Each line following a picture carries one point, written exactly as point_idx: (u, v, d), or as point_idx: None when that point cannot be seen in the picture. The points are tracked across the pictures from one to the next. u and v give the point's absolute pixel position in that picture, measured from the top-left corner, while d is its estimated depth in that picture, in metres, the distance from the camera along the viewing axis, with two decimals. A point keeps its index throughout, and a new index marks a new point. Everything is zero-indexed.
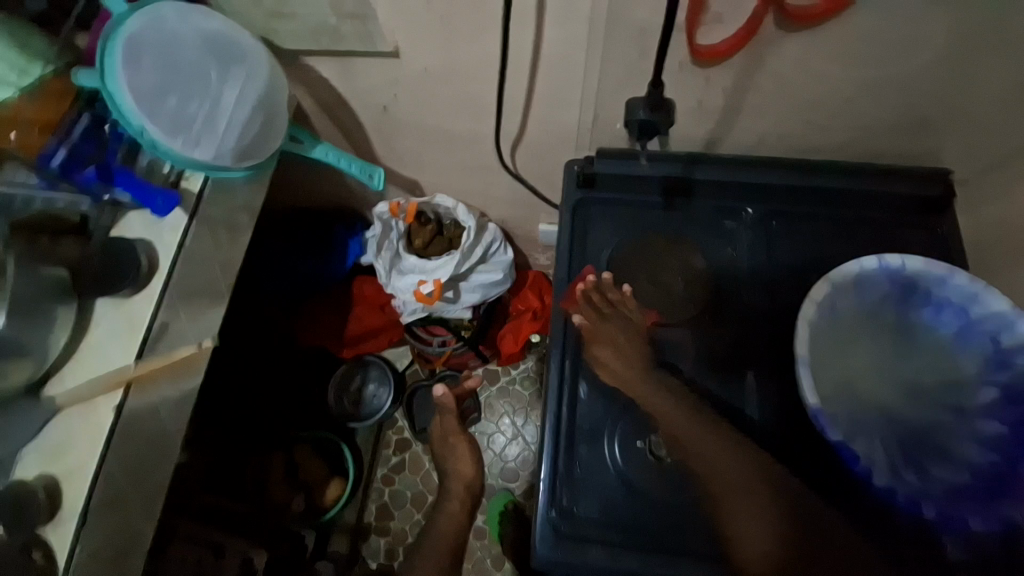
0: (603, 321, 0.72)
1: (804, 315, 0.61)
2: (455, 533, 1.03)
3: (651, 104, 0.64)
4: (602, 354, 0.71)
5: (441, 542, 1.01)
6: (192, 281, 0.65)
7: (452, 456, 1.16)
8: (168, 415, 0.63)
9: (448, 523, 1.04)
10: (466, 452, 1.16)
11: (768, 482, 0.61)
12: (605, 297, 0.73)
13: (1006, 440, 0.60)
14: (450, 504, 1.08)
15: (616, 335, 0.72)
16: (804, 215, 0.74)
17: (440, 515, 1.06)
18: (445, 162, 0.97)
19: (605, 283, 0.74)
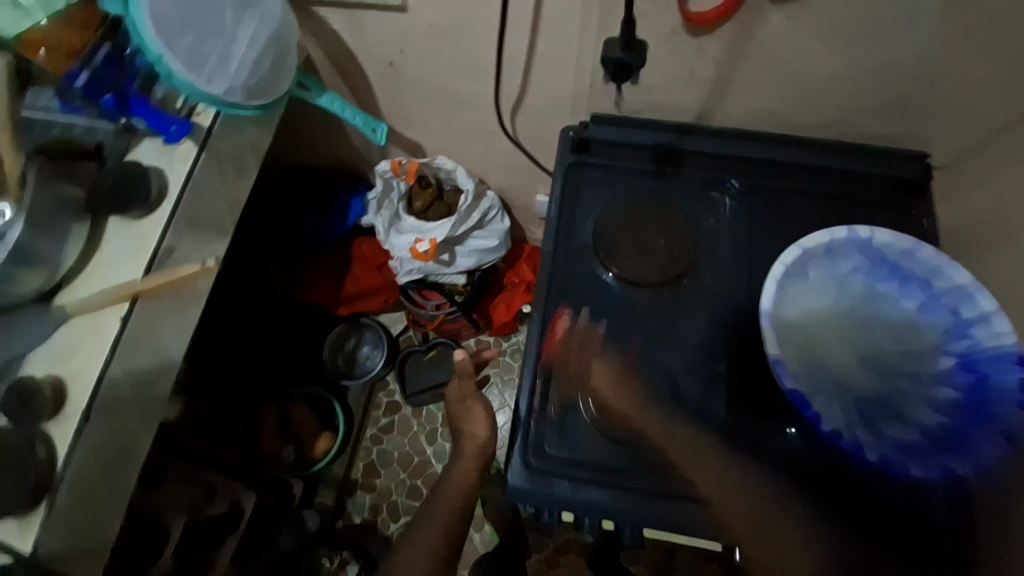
0: (588, 351, 0.73)
1: (773, 274, 0.67)
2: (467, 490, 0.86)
3: (625, 44, 0.66)
4: (597, 378, 0.71)
5: (448, 503, 0.85)
6: (200, 212, 0.68)
7: (464, 419, 0.95)
8: (171, 334, 0.66)
9: (457, 482, 0.87)
10: (482, 415, 0.95)
11: (730, 445, 0.68)
12: (587, 334, 0.74)
13: (958, 406, 0.63)
14: (463, 463, 0.88)
15: (603, 362, 0.72)
16: (786, 189, 0.78)
17: (451, 472, 0.88)
18: (447, 124, 1.00)
19: (581, 322, 0.75)
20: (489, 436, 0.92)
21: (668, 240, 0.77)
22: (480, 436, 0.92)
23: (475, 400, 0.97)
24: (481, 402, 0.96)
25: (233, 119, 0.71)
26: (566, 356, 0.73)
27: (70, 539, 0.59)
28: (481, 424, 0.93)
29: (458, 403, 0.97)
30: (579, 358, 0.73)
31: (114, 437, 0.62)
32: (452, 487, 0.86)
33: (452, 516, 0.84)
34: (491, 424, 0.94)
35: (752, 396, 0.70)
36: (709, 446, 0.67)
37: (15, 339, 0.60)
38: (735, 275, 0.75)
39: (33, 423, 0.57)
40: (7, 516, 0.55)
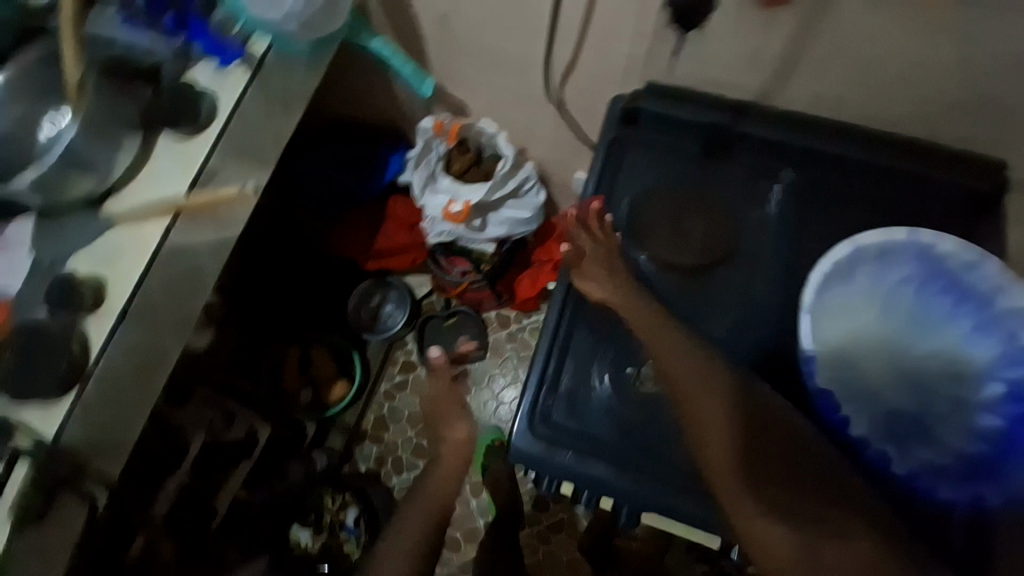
0: (596, 245, 0.73)
1: (817, 271, 0.63)
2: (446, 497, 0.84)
3: None
4: (591, 270, 0.72)
5: (429, 503, 0.82)
6: (245, 139, 0.70)
7: (441, 420, 0.91)
8: (207, 254, 0.69)
9: (438, 484, 0.85)
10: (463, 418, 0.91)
11: (758, 438, 0.61)
12: (604, 233, 0.74)
13: (998, 436, 0.61)
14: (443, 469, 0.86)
15: (605, 262, 0.72)
16: (843, 185, 0.73)
17: (431, 475, 0.86)
18: (494, 86, 0.98)
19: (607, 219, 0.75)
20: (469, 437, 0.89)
21: (708, 226, 0.74)
22: (460, 437, 0.89)
23: (453, 403, 0.92)
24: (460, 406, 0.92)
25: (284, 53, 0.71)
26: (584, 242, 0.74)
27: (91, 432, 0.63)
28: (461, 426, 0.90)
29: (435, 405, 0.93)
30: (594, 247, 0.73)
31: (143, 344, 0.65)
32: (432, 487, 0.84)
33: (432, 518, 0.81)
34: (470, 422, 0.91)
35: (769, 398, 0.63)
36: (721, 397, 0.62)
37: (66, 241, 0.64)
38: (773, 272, 0.72)
39: (75, 316, 0.62)
40: (35, 401, 0.60)
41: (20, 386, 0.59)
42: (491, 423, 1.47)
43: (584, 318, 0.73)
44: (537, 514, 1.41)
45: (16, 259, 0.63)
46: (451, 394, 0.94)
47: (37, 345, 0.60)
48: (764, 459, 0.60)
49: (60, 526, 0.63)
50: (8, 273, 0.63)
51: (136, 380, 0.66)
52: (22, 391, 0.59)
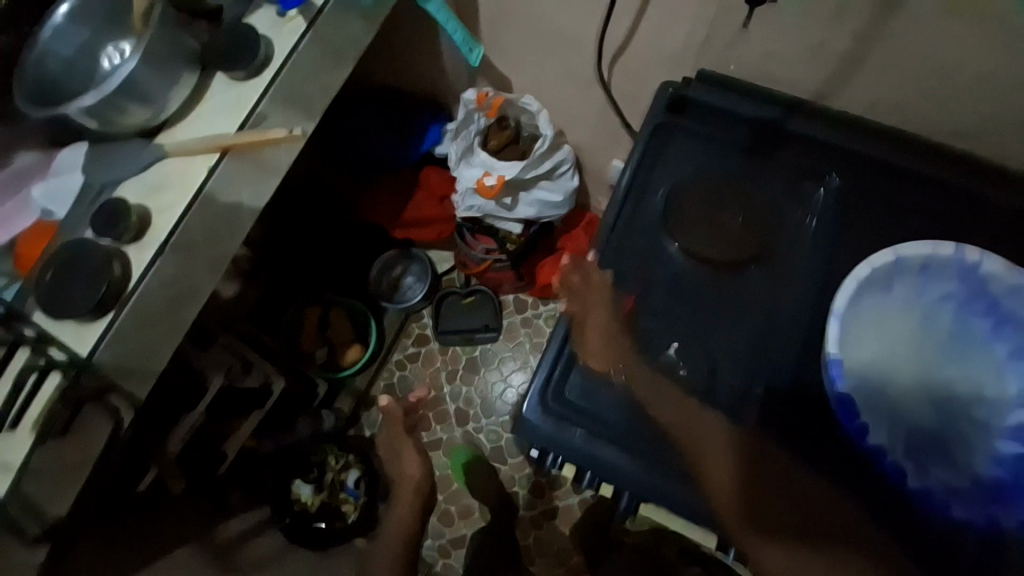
0: (584, 303, 0.70)
1: (855, 274, 0.61)
2: (404, 537, 0.94)
3: None
4: (589, 339, 0.68)
5: (390, 549, 0.94)
6: (296, 88, 0.71)
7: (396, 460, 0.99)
8: (248, 196, 0.71)
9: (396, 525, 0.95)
10: (414, 454, 0.97)
11: (776, 501, 0.59)
12: (591, 285, 0.71)
13: (1020, 461, 0.59)
14: (400, 507, 0.95)
15: (601, 318, 0.69)
16: (892, 195, 0.70)
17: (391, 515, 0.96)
18: (542, 63, 0.98)
19: (590, 266, 0.72)
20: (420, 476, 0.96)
21: (744, 221, 0.73)
22: (411, 475, 0.96)
23: (405, 442, 0.98)
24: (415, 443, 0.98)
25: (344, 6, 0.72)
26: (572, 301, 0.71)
27: (123, 354, 0.64)
28: (411, 464, 0.97)
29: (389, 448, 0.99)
30: (586, 303, 0.70)
31: (178, 277, 0.67)
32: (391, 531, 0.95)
33: (396, 547, 0.95)
34: (424, 459, 0.97)
35: (776, 460, 0.61)
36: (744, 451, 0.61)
37: (115, 167, 0.66)
38: (808, 276, 0.70)
39: (117, 241, 0.63)
40: (72, 319, 0.61)
41: (56, 306, 0.60)
42: (497, 404, 1.49)
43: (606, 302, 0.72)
44: (534, 498, 1.44)
45: (66, 184, 0.65)
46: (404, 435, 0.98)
47: (79, 265, 0.61)
48: (782, 530, 0.58)
49: (84, 440, 0.64)
50: (56, 200, 0.65)
51: (167, 310, 0.68)
52: (58, 310, 0.60)
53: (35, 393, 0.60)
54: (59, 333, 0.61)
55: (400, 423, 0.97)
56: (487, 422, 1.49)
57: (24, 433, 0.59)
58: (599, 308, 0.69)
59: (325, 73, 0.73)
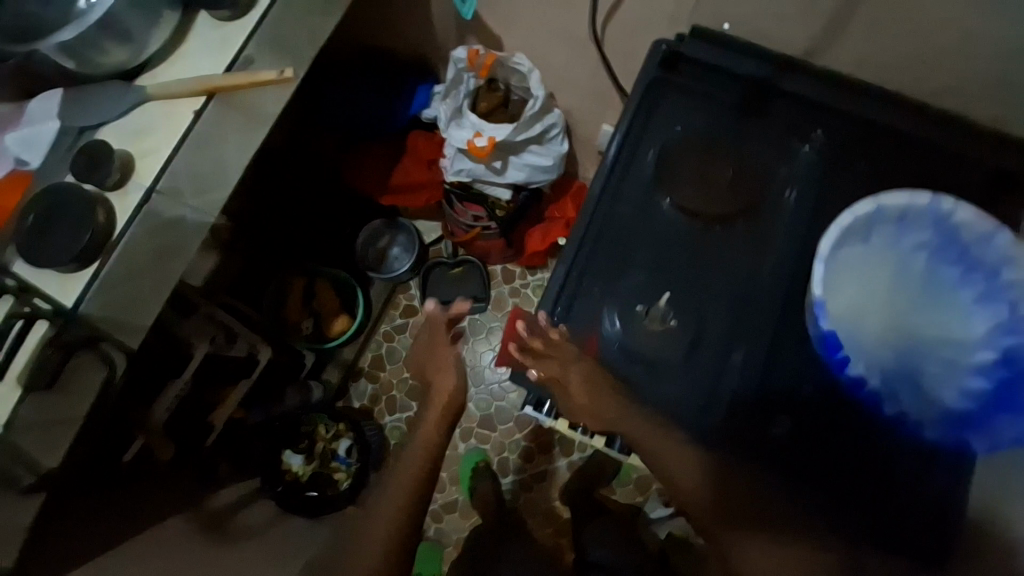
0: (550, 361, 0.72)
1: (839, 222, 0.64)
2: (431, 449, 0.82)
3: None
4: (572, 390, 0.71)
5: (408, 475, 0.79)
6: (282, 35, 0.69)
7: (433, 368, 0.90)
8: (234, 150, 0.69)
9: (422, 436, 0.83)
10: (452, 363, 0.89)
11: (739, 494, 0.64)
12: (550, 340, 0.72)
13: (987, 396, 0.61)
14: (430, 413, 0.85)
15: (573, 367, 0.70)
16: (873, 153, 0.73)
17: (419, 427, 0.85)
18: (534, 21, 0.97)
19: (545, 327, 0.73)
20: (457, 384, 0.87)
21: (733, 176, 0.75)
22: (449, 386, 0.87)
23: (446, 355, 0.89)
24: (454, 355, 0.90)
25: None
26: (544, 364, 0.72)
27: (110, 306, 0.62)
28: (448, 373, 0.88)
29: (426, 355, 0.91)
30: (558, 364, 0.71)
31: (165, 226, 0.65)
32: (413, 451, 0.82)
33: (414, 473, 0.79)
34: (460, 372, 0.89)
35: (755, 420, 0.68)
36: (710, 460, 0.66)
37: (94, 110, 0.63)
38: (793, 230, 0.73)
39: (99, 186, 0.61)
40: (56, 270, 0.59)
41: (37, 254, 0.58)
42: (484, 373, 1.52)
43: (601, 256, 0.74)
44: (523, 463, 1.48)
45: (40, 133, 0.60)
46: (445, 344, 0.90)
47: (60, 210, 0.59)
48: (738, 513, 0.65)
49: (72, 393, 0.63)
50: (30, 148, 0.60)
51: (157, 262, 0.66)
52: (39, 259, 0.57)
53: (20, 343, 0.58)
54: (41, 285, 0.59)
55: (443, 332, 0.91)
56: (475, 390, 1.52)
57: (10, 384, 0.58)
58: (570, 366, 0.71)
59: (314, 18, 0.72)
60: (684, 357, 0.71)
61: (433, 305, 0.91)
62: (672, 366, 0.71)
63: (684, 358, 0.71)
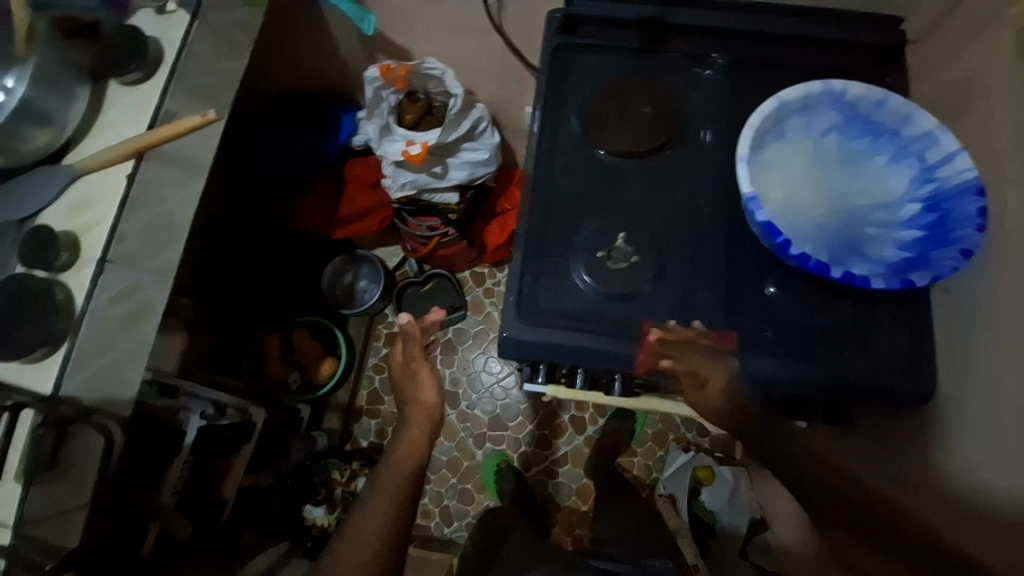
0: (694, 360, 0.71)
1: (750, 123, 0.70)
2: (415, 460, 0.87)
3: None
4: (715, 383, 0.71)
5: (392, 487, 0.83)
6: (199, 83, 0.77)
7: (411, 387, 0.96)
8: (176, 204, 0.75)
9: (407, 448, 0.88)
10: (430, 380, 0.98)
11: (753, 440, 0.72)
12: (683, 338, 0.71)
13: (918, 241, 0.68)
14: (412, 429, 0.91)
15: (719, 366, 0.71)
16: (765, 62, 0.81)
17: (402, 439, 0.89)
18: (434, 22, 1.02)
19: (675, 329, 0.72)
20: (436, 401, 0.96)
21: (652, 109, 0.79)
22: (428, 401, 0.95)
23: (423, 365, 0.98)
24: (427, 367, 0.98)
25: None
26: (676, 357, 0.72)
27: (91, 381, 0.68)
28: (427, 389, 0.96)
29: (402, 369, 0.97)
30: (701, 364, 0.71)
31: (133, 289, 0.71)
32: (395, 463, 0.86)
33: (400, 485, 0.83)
34: (436, 387, 0.97)
35: (732, 331, 0.72)
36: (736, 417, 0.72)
37: (31, 196, 0.68)
38: (719, 146, 0.78)
39: (54, 270, 0.67)
40: (25, 357, 0.63)
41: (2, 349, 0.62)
42: (482, 377, 1.53)
43: (553, 216, 0.77)
44: (541, 452, 1.49)
45: None
46: (421, 355, 0.98)
47: (17, 302, 0.64)
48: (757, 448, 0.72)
49: (77, 476, 0.67)
50: None
51: (128, 330, 0.71)
52: (4, 355, 0.62)
53: (12, 438, 0.64)
54: (20, 377, 0.65)
55: (418, 345, 0.98)
56: (477, 397, 1.52)
57: (12, 482, 0.64)
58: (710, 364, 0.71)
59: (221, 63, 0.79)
60: (656, 289, 0.74)
61: (408, 318, 0.96)
62: (647, 299, 0.74)
63: (656, 289, 0.74)
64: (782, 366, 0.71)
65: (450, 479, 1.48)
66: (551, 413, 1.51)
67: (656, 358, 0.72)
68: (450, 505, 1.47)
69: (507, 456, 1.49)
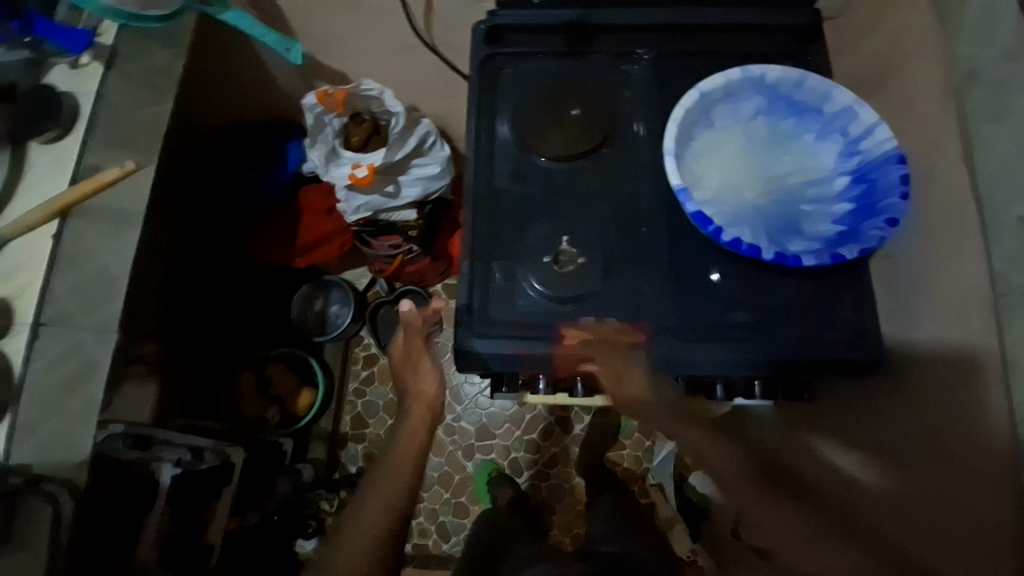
0: (612, 355, 0.72)
1: (673, 116, 0.71)
2: (417, 455, 0.86)
3: None
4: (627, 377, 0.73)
5: (393, 483, 0.83)
6: (116, 132, 0.83)
7: (411, 376, 0.93)
8: (111, 257, 0.80)
9: (407, 441, 0.87)
10: (430, 370, 0.95)
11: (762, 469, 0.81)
12: (602, 335, 0.72)
13: (849, 214, 0.70)
14: (413, 420, 0.89)
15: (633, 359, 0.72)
16: (690, 53, 0.82)
17: (402, 433, 0.89)
18: (367, 41, 1.03)
19: (593, 326, 0.72)
20: (436, 392, 0.93)
21: (582, 111, 0.80)
22: (428, 393, 0.93)
23: (421, 355, 0.94)
24: (428, 358, 0.95)
25: (139, 39, 0.87)
26: (594, 358, 0.72)
27: (38, 448, 0.74)
28: (428, 380, 0.94)
29: (402, 359, 0.93)
30: (615, 359, 0.72)
31: (71, 350, 0.76)
32: (397, 458, 0.85)
33: (403, 478, 0.84)
34: (438, 377, 0.95)
35: (683, 319, 0.73)
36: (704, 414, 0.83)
37: None
38: (652, 139, 0.79)
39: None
40: None
41: None
42: (464, 388, 1.53)
43: (496, 225, 0.78)
44: (531, 456, 1.49)
45: None
46: (421, 344, 0.94)
47: None
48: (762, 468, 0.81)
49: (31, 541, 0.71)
50: None
51: (71, 391, 0.76)
52: None
53: None
54: None
55: (418, 334, 0.93)
56: (462, 409, 1.52)
57: None
58: (625, 358, 0.72)
59: (143, 110, 0.84)
60: (606, 287, 0.75)
61: (408, 306, 0.92)
62: (599, 297, 0.74)
63: (606, 287, 0.75)
64: (735, 349, 0.71)
65: (444, 494, 1.48)
66: (537, 417, 1.51)
67: (578, 359, 0.72)
68: (446, 521, 1.46)
69: (499, 464, 1.48)
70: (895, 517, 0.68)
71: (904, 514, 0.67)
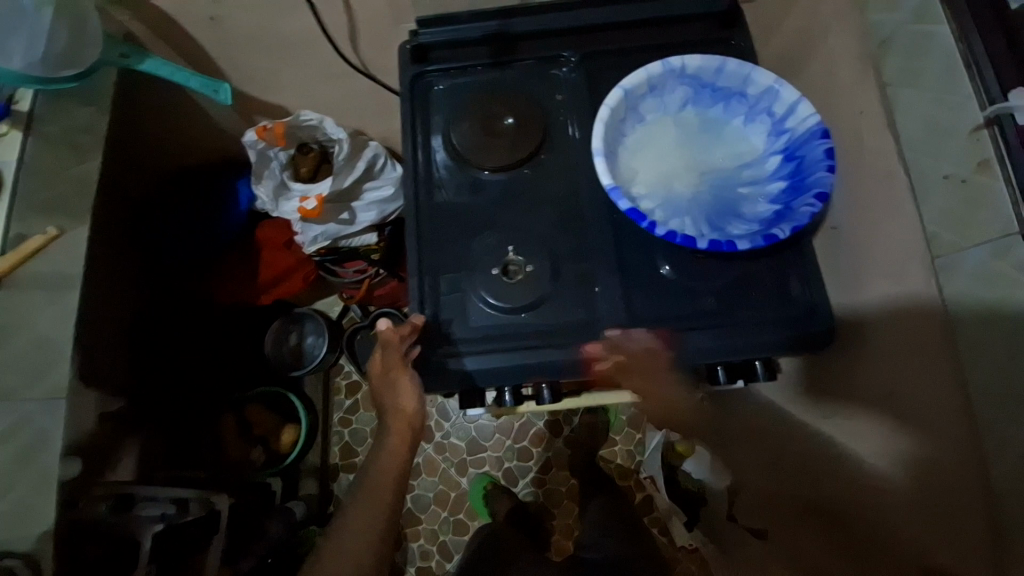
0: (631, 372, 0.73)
1: (599, 117, 0.72)
2: (398, 479, 0.77)
3: None
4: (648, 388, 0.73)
5: (370, 515, 0.74)
6: (45, 195, 0.84)
7: (389, 393, 0.77)
8: (49, 324, 0.79)
9: (387, 464, 0.77)
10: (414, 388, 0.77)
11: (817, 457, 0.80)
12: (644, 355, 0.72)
13: (783, 192, 0.71)
14: (392, 440, 0.77)
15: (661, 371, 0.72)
16: (614, 50, 0.83)
17: (380, 452, 0.78)
18: (299, 72, 1.03)
19: (617, 341, 0.71)
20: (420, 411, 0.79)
21: (516, 119, 0.80)
22: (410, 412, 0.78)
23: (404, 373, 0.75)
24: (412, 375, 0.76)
25: (61, 100, 0.87)
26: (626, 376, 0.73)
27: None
28: (409, 397, 0.77)
29: (381, 376, 0.76)
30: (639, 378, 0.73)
31: (18, 425, 0.76)
32: (375, 483, 0.76)
33: (384, 507, 0.75)
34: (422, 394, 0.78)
35: (636, 317, 0.73)
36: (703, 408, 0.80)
37: None
38: (586, 139, 0.80)
39: None
40: None
41: None
42: (450, 406, 1.52)
43: (440, 243, 0.78)
44: (523, 463, 1.48)
45: None
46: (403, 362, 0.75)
47: None
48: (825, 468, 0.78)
49: None
50: None
51: (25, 466, 0.75)
52: None
53: None
54: None
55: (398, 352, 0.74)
56: (450, 425, 1.51)
57: None
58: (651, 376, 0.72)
59: (67, 172, 0.85)
60: (558, 291, 0.75)
61: (387, 324, 0.75)
62: (552, 300, 0.75)
63: (559, 291, 0.75)
64: (695, 338, 0.72)
65: (441, 513, 1.46)
66: (526, 423, 1.51)
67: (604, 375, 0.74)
68: (447, 540, 1.45)
69: (494, 477, 1.47)
70: (931, 493, 0.63)
71: (939, 486, 0.62)
